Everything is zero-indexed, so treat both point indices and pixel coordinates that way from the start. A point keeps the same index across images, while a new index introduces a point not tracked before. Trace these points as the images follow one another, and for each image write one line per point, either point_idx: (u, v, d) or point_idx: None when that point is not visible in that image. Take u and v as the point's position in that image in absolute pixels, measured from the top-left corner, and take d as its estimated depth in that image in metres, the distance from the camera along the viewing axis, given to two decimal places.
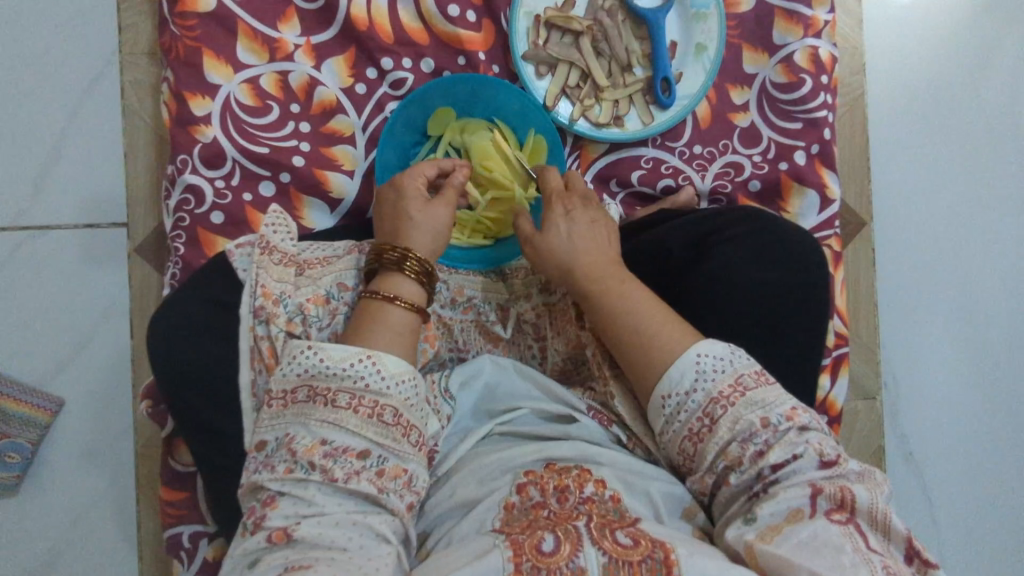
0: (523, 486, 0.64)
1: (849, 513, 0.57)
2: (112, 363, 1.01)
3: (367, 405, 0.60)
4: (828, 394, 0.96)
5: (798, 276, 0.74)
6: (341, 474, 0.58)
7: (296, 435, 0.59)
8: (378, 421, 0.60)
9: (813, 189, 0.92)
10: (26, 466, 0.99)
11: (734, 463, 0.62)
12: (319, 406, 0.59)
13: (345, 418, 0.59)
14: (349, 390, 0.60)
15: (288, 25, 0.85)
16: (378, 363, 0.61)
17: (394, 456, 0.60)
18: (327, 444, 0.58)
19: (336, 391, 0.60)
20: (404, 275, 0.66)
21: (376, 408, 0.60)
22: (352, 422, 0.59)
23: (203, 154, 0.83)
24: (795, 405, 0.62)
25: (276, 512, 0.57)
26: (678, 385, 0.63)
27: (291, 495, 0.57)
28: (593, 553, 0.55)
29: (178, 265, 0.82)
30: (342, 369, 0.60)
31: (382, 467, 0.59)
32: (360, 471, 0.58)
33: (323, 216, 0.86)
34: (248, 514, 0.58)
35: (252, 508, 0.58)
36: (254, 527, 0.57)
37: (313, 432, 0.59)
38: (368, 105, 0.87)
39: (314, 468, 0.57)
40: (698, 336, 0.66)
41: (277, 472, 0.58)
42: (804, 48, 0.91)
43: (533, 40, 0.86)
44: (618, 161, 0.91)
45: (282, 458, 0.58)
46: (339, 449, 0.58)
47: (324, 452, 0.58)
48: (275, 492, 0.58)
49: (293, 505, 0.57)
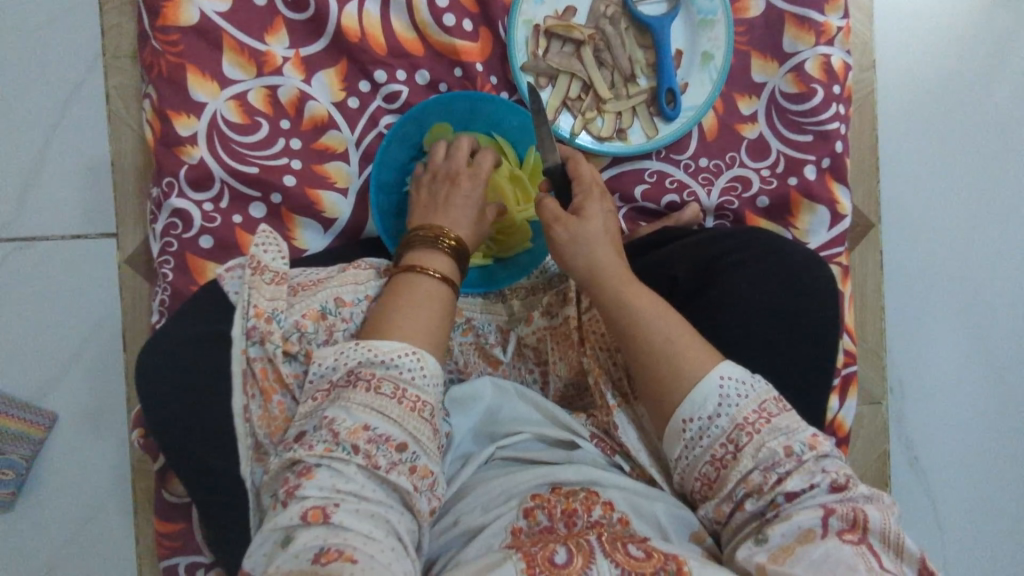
0: (530, 510, 0.62)
1: (860, 533, 0.56)
2: (106, 378, 1.00)
3: (410, 399, 0.58)
4: (835, 415, 0.94)
5: (807, 300, 0.72)
6: (384, 463, 0.55)
7: (335, 417, 0.56)
8: (419, 416, 0.58)
9: (824, 206, 0.88)
10: (20, 483, 0.98)
11: (753, 490, 0.59)
12: (360, 392, 0.57)
13: (388, 407, 0.57)
14: (393, 380, 0.58)
15: (276, 37, 0.82)
16: (422, 360, 0.60)
17: (426, 456, 0.58)
18: (370, 429, 0.56)
19: (380, 379, 0.58)
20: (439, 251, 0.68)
21: (418, 402, 0.59)
22: (394, 412, 0.57)
23: (189, 175, 0.80)
24: (815, 433, 0.61)
25: (313, 483, 0.54)
26: (700, 410, 0.61)
27: (330, 467, 0.54)
28: (605, 566, 0.54)
29: (166, 293, 0.79)
30: (389, 358, 0.59)
31: (415, 464, 0.57)
32: (398, 463, 0.56)
33: (315, 237, 0.83)
34: (281, 484, 0.55)
35: (285, 478, 0.55)
36: (287, 497, 0.54)
37: (354, 416, 0.56)
38: (361, 120, 0.83)
39: (357, 451, 0.55)
40: (721, 358, 0.64)
41: (316, 450, 0.55)
42: (816, 56, 0.86)
43: (533, 50, 0.82)
44: (622, 175, 0.87)
45: (322, 437, 0.55)
46: (381, 437, 0.56)
47: (369, 437, 0.55)
48: (312, 464, 0.55)
49: (330, 478, 0.54)
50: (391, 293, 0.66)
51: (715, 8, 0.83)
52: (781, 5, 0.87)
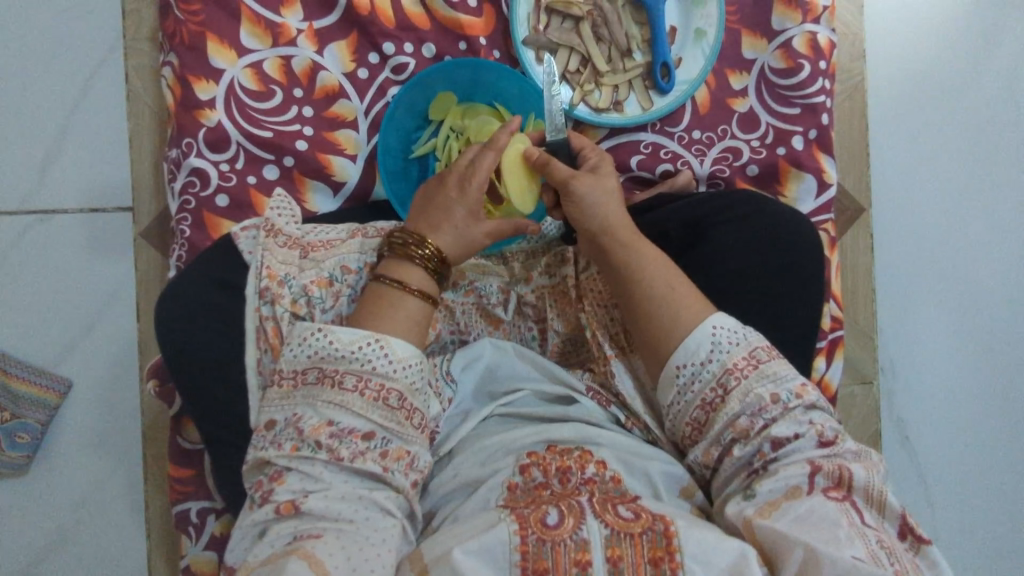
0: (526, 467, 0.65)
1: (845, 491, 0.59)
2: (118, 347, 1.03)
3: (373, 389, 0.61)
4: (823, 375, 0.98)
5: (793, 254, 0.76)
6: (347, 454, 0.59)
7: (303, 415, 0.61)
8: (384, 404, 0.61)
9: (810, 174, 0.93)
10: (35, 447, 1.01)
11: (741, 434, 0.62)
12: (326, 388, 0.61)
13: (351, 400, 0.61)
14: (355, 373, 0.61)
15: (291, 10, 0.86)
16: (386, 346, 0.62)
17: (398, 439, 0.62)
18: (333, 425, 0.60)
19: (343, 373, 0.61)
20: (417, 266, 0.67)
21: (382, 391, 0.61)
22: (357, 404, 0.61)
23: (207, 137, 0.85)
24: (804, 382, 0.63)
25: (284, 487, 0.59)
26: (693, 355, 0.64)
27: (298, 471, 0.59)
28: (595, 526, 0.56)
29: (184, 248, 0.84)
30: (351, 352, 0.62)
31: (386, 449, 0.61)
32: (365, 452, 0.60)
33: (326, 200, 0.88)
34: (256, 487, 0.60)
35: (259, 481, 0.60)
36: (262, 499, 0.59)
37: (320, 413, 0.60)
38: (370, 90, 0.88)
39: (320, 447, 0.59)
40: (712, 309, 0.67)
41: (284, 450, 0.60)
42: (803, 33, 0.91)
43: (534, 25, 0.87)
44: (618, 146, 0.92)
45: (288, 436, 0.60)
46: (345, 431, 0.60)
47: (330, 432, 0.60)
48: (282, 468, 0.60)
49: (299, 481, 0.59)
50: (368, 299, 0.67)
51: None
52: None
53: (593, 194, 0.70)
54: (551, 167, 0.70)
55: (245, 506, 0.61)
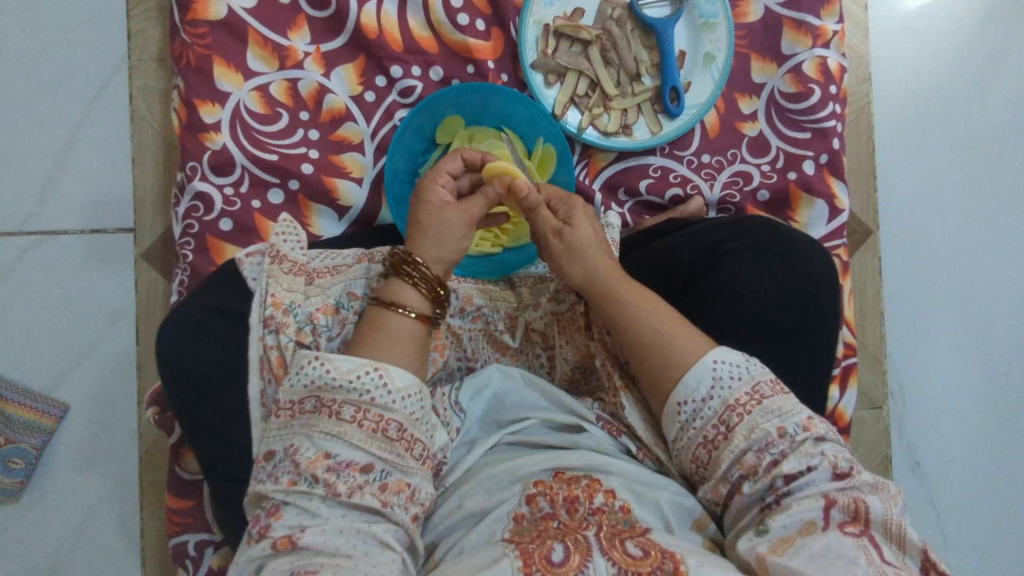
0: (533, 497, 0.63)
1: (862, 525, 0.56)
2: (116, 370, 1.01)
3: (372, 420, 0.59)
4: (836, 405, 0.97)
5: (806, 285, 0.74)
6: (345, 488, 0.57)
7: (300, 447, 0.59)
8: (382, 435, 0.59)
9: (822, 199, 0.93)
10: (29, 472, 0.99)
11: (749, 472, 0.60)
12: (323, 418, 0.59)
13: (349, 431, 0.59)
14: (354, 403, 0.60)
15: (298, 33, 0.86)
16: (385, 376, 0.61)
17: (397, 470, 0.60)
18: (331, 457, 0.58)
19: (341, 404, 0.60)
20: (408, 284, 0.65)
21: (381, 422, 0.59)
22: (355, 435, 0.59)
23: (212, 161, 0.84)
24: (811, 414, 0.61)
25: (281, 522, 0.57)
26: (694, 392, 0.63)
27: (295, 505, 0.57)
28: (602, 563, 0.54)
29: (187, 272, 0.83)
30: (348, 381, 0.60)
31: (386, 481, 0.59)
32: (364, 485, 0.58)
33: (331, 223, 0.88)
34: (253, 521, 0.58)
35: (257, 516, 0.58)
36: (258, 535, 0.57)
37: (317, 445, 0.59)
38: (377, 113, 0.88)
39: (317, 481, 0.57)
40: (713, 344, 0.66)
41: (281, 484, 0.58)
42: (813, 58, 0.91)
43: (542, 48, 0.87)
44: (626, 170, 0.92)
45: (286, 469, 0.58)
46: (342, 463, 0.58)
47: (328, 465, 0.58)
48: (279, 502, 0.58)
49: (297, 516, 0.57)
50: (361, 328, 0.65)
51: (717, 11, 0.88)
52: (779, 10, 0.91)
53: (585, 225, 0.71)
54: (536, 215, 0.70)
55: (242, 542, 0.58)
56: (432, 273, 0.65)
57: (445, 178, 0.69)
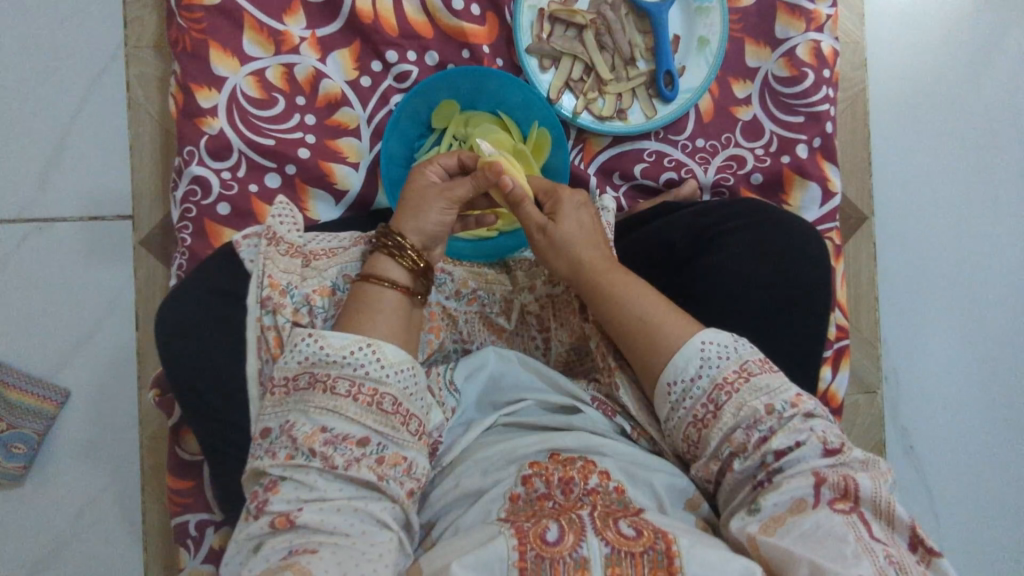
0: (528, 478, 0.64)
1: (852, 502, 0.57)
2: (117, 355, 1.02)
3: (367, 393, 0.60)
4: (828, 386, 0.99)
5: (792, 267, 0.75)
6: (342, 462, 0.58)
7: (296, 422, 0.60)
8: (378, 408, 0.60)
9: (815, 182, 0.93)
10: (31, 457, 1.00)
11: (739, 448, 0.62)
12: (318, 393, 0.60)
13: (345, 406, 0.60)
14: (348, 377, 0.61)
15: (294, 18, 0.86)
16: (378, 351, 0.62)
17: (393, 444, 0.61)
18: (327, 431, 0.59)
19: (335, 378, 0.60)
20: (393, 259, 0.66)
21: (375, 396, 0.60)
22: (351, 409, 0.60)
23: (209, 146, 0.84)
24: (799, 392, 0.62)
25: (279, 497, 0.58)
26: (682, 372, 0.64)
27: (293, 479, 0.58)
28: (595, 544, 0.55)
29: (185, 257, 0.84)
30: (342, 356, 0.61)
31: (382, 454, 0.60)
32: (360, 458, 0.59)
33: (328, 207, 0.88)
34: (252, 497, 0.59)
35: (255, 492, 0.59)
36: (257, 511, 0.58)
37: (312, 419, 0.59)
38: (373, 98, 0.88)
39: (314, 455, 0.58)
40: (701, 326, 0.66)
41: (279, 459, 0.59)
42: (806, 42, 0.92)
43: (537, 33, 0.87)
44: (622, 154, 0.92)
45: (283, 445, 0.59)
46: (338, 437, 0.59)
47: (324, 439, 0.59)
48: (277, 478, 0.58)
49: (294, 491, 0.58)
50: (349, 303, 0.66)
51: None
52: None
53: (573, 216, 0.71)
54: (523, 210, 0.71)
55: (241, 518, 0.59)
56: (414, 245, 0.67)
57: (434, 168, 0.70)
